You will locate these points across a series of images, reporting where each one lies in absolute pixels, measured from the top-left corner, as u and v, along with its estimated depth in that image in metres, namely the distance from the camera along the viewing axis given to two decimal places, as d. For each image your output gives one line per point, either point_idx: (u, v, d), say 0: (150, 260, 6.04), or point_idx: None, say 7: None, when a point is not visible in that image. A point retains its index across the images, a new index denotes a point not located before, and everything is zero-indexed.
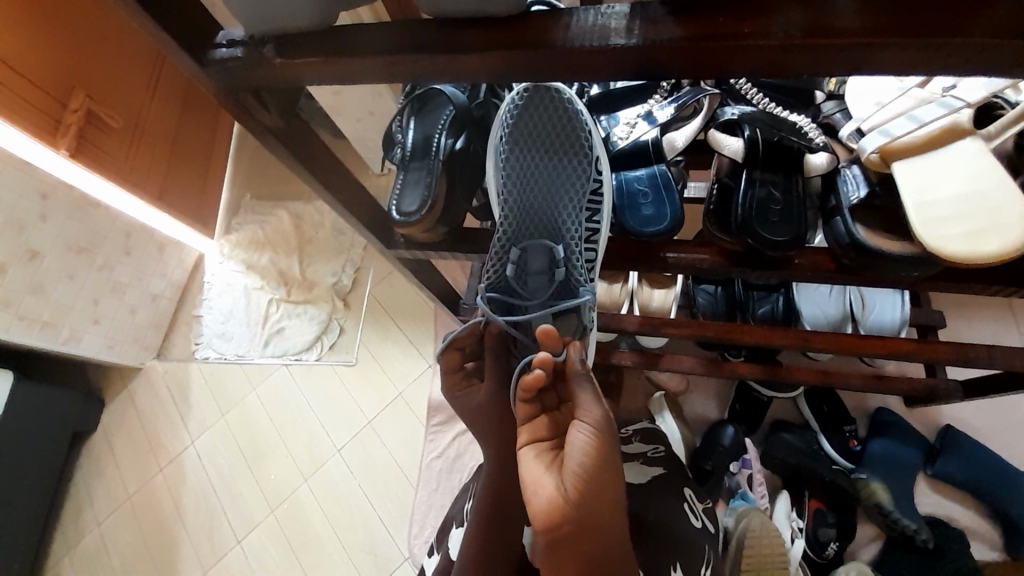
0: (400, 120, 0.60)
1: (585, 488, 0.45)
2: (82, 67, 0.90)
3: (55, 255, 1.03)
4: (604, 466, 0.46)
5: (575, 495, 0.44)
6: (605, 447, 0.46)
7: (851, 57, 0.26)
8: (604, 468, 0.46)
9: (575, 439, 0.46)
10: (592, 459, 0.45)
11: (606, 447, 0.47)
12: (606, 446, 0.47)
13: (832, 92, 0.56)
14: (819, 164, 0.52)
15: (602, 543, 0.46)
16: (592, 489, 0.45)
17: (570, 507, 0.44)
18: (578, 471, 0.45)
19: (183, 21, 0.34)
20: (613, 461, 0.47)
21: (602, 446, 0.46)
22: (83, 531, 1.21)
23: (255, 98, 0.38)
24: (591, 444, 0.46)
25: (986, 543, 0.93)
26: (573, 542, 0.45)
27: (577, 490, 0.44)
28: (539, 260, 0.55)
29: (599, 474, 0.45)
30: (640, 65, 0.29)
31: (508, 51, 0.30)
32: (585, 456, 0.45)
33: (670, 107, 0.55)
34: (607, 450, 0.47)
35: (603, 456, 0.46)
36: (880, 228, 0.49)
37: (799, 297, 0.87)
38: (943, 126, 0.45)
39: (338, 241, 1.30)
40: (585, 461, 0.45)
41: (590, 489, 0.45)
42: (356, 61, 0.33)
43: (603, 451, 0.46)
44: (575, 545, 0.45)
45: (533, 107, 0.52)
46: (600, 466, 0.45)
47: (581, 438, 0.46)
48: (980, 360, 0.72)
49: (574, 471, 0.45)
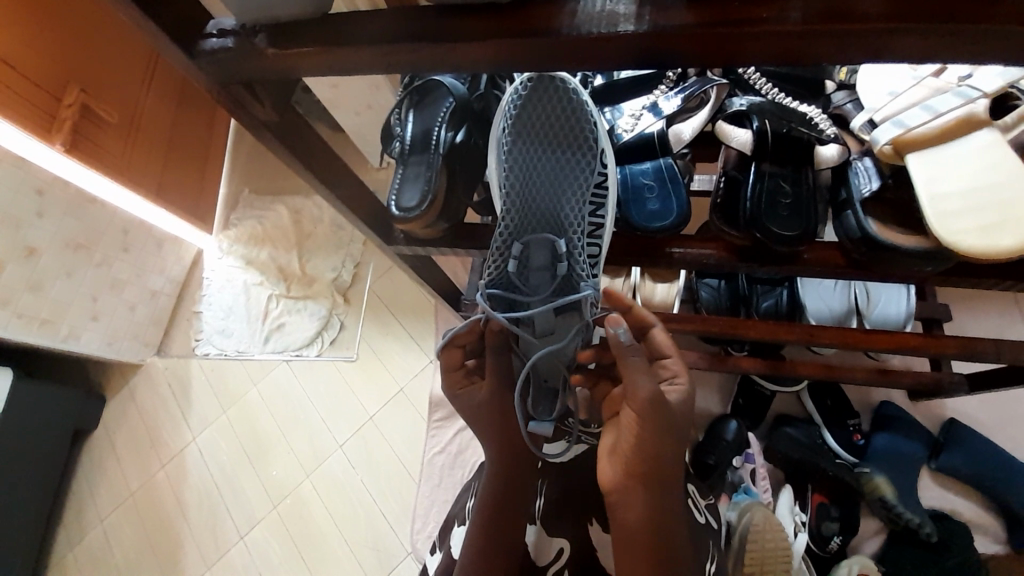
0: (399, 113, 0.58)
1: (631, 467, 0.49)
2: (76, 61, 0.88)
3: (53, 251, 1.02)
4: (658, 449, 0.49)
5: (624, 470, 0.50)
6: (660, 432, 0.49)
7: (871, 45, 0.25)
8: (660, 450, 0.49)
9: (624, 418, 0.51)
10: (649, 436, 0.49)
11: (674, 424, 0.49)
12: (674, 423, 0.49)
13: (843, 82, 0.54)
14: (830, 156, 0.50)
15: (647, 524, 0.49)
16: (638, 473, 0.49)
17: (625, 490, 0.50)
18: (625, 453, 0.50)
19: (172, 11, 0.33)
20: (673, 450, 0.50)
21: (660, 423, 0.48)
22: (85, 527, 1.21)
23: (247, 91, 0.37)
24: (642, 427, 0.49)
25: (989, 537, 0.93)
26: (633, 535, 0.49)
27: (625, 468, 0.50)
28: (541, 256, 0.53)
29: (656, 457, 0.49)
30: (650, 53, 0.28)
31: (510, 41, 0.28)
32: (631, 438, 0.49)
33: (676, 97, 0.53)
34: (675, 428, 0.49)
35: (662, 434, 0.49)
36: (892, 222, 0.47)
37: (804, 291, 0.86)
38: (959, 117, 0.44)
39: (338, 235, 1.29)
40: (631, 443, 0.49)
41: (642, 472, 0.49)
42: (352, 51, 0.31)
43: (662, 429, 0.49)
44: (634, 533, 0.49)
45: (538, 98, 0.50)
46: (659, 444, 0.49)
47: (628, 421, 0.50)
48: (989, 354, 0.72)
49: (623, 450, 0.50)
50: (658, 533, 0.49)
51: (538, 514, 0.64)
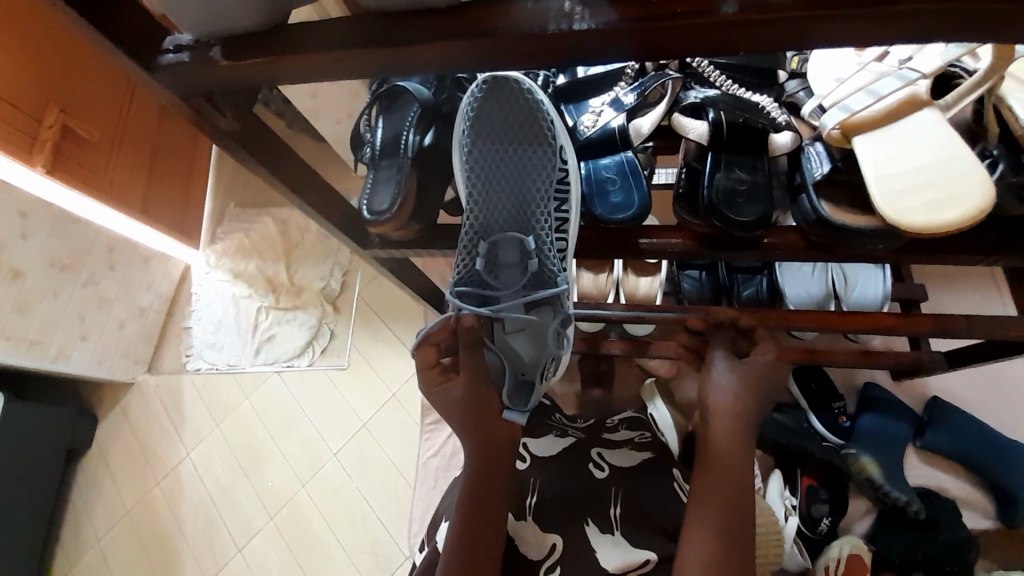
0: (368, 118, 0.59)
1: (731, 415, 0.56)
2: (53, 83, 0.89)
3: (39, 272, 1.02)
4: (748, 405, 0.57)
5: (725, 415, 0.57)
6: (751, 390, 0.57)
7: (787, 32, 0.27)
8: (749, 404, 0.57)
9: (718, 379, 0.59)
10: (745, 390, 0.57)
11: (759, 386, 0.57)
12: (765, 380, 0.58)
13: (795, 70, 0.56)
14: (783, 144, 0.52)
15: (734, 471, 0.54)
16: (733, 421, 0.56)
17: (723, 432, 0.56)
18: (724, 404, 0.57)
19: (130, 30, 0.34)
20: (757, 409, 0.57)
21: (749, 376, 0.58)
22: (82, 548, 1.21)
23: (208, 102, 0.38)
24: (737, 385, 0.58)
25: (979, 512, 0.95)
26: (722, 475, 0.54)
27: (728, 415, 0.56)
28: (509, 252, 0.55)
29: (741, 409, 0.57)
30: (586, 50, 0.29)
31: (453, 42, 0.30)
32: (728, 393, 0.57)
33: (633, 93, 0.55)
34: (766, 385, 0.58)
35: (754, 387, 0.57)
36: (846, 203, 0.49)
37: (782, 277, 0.88)
38: (901, 99, 0.46)
39: (326, 244, 1.30)
40: (728, 396, 0.57)
41: (738, 419, 0.56)
42: (303, 57, 0.32)
43: (754, 382, 0.57)
44: (716, 477, 0.54)
45: (493, 99, 0.51)
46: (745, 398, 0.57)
47: (723, 381, 0.58)
48: (959, 330, 0.74)
49: (721, 402, 0.57)
50: (737, 485, 0.53)
51: (529, 509, 0.63)
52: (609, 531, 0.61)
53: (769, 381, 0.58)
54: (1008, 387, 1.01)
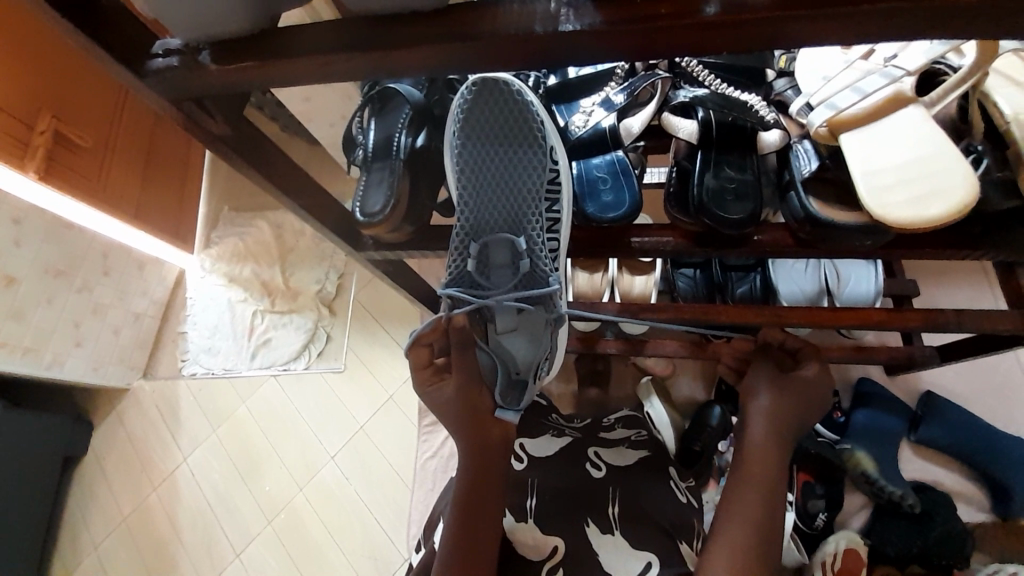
0: (361, 121, 0.60)
1: (773, 423, 0.57)
2: (45, 89, 0.89)
3: (32, 279, 1.02)
4: (789, 415, 0.57)
5: (766, 423, 0.57)
6: (794, 401, 0.58)
7: (766, 33, 0.27)
8: (790, 416, 0.57)
9: (760, 388, 0.59)
10: (788, 400, 0.58)
11: (801, 401, 0.58)
12: (810, 392, 0.58)
13: (782, 70, 0.56)
14: (772, 142, 0.53)
15: (771, 478, 0.54)
16: (773, 429, 0.57)
17: (761, 439, 0.56)
18: (766, 411, 0.57)
19: (117, 36, 0.34)
20: (797, 423, 0.57)
21: (793, 386, 0.58)
22: (79, 556, 1.20)
23: (198, 107, 0.38)
24: (780, 396, 0.58)
25: (972, 505, 0.96)
26: (758, 482, 0.54)
27: (769, 422, 0.57)
28: (500, 253, 0.56)
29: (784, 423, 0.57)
30: (571, 52, 0.29)
31: (439, 45, 0.30)
32: (771, 401, 0.58)
33: (622, 93, 0.55)
34: (811, 397, 0.58)
35: (797, 397, 0.58)
36: (832, 199, 0.49)
37: (775, 274, 0.89)
38: (887, 96, 0.46)
39: (321, 247, 1.30)
40: (769, 403, 0.58)
41: (778, 427, 0.57)
42: (291, 61, 0.33)
43: (797, 393, 0.58)
44: (752, 482, 0.54)
45: (483, 101, 0.51)
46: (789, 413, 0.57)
47: (767, 391, 0.59)
48: (950, 324, 0.74)
49: (762, 410, 0.58)
50: (772, 493, 0.54)
51: (530, 512, 0.62)
52: (610, 532, 0.60)
53: (813, 394, 0.58)
54: (1000, 381, 1.02)
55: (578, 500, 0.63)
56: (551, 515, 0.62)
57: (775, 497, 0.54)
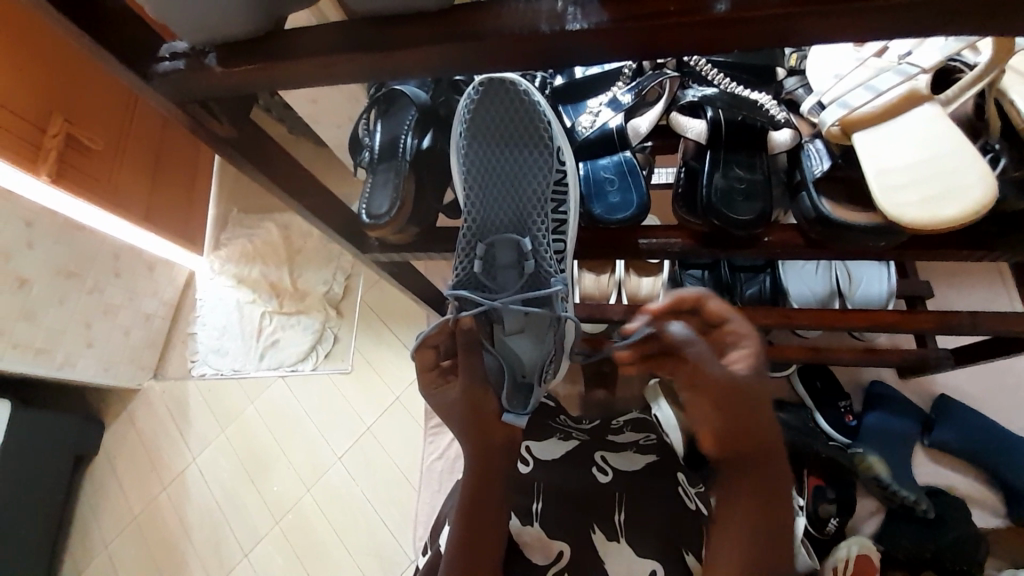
0: (367, 123, 0.60)
1: (729, 439, 0.51)
2: (57, 93, 0.90)
3: (44, 280, 1.03)
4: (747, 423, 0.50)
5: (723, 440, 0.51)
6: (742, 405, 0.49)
7: (778, 30, 0.26)
8: (748, 423, 0.50)
9: (701, 401, 0.51)
10: (733, 407, 0.49)
11: (755, 391, 0.50)
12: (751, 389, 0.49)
13: (793, 68, 0.55)
14: (783, 141, 0.52)
15: (756, 493, 0.51)
16: (738, 441, 0.51)
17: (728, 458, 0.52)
18: (717, 430, 0.51)
19: (126, 40, 0.34)
20: (760, 424, 0.50)
21: (734, 391, 0.49)
22: (89, 554, 1.21)
23: (204, 109, 0.38)
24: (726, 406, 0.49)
25: (987, 510, 0.94)
26: (750, 500, 0.51)
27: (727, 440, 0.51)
28: (506, 254, 0.55)
29: (746, 422, 0.50)
30: (575, 51, 0.29)
31: (442, 45, 0.30)
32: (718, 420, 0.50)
33: (630, 93, 0.54)
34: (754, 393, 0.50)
35: (743, 400, 0.49)
36: (846, 200, 0.48)
37: (785, 275, 0.87)
38: (901, 94, 0.45)
39: (328, 249, 1.30)
40: (717, 419, 0.50)
41: (739, 438, 0.50)
42: (296, 64, 0.32)
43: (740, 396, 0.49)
44: (736, 501, 0.52)
45: (489, 102, 0.51)
46: (743, 411, 0.49)
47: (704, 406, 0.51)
48: (964, 326, 0.72)
49: (712, 425, 0.51)
50: (764, 501, 0.51)
51: (536, 515, 0.62)
52: (615, 538, 0.60)
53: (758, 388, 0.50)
54: (1016, 383, 1.00)
55: (584, 504, 0.62)
56: (558, 517, 0.61)
57: (772, 504, 0.51)
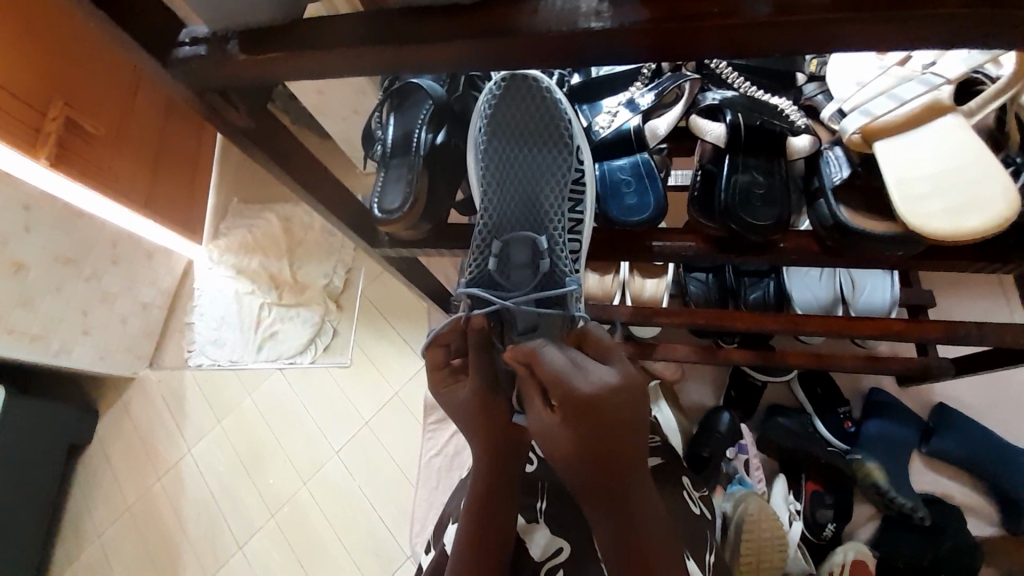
0: (379, 116, 0.59)
1: (591, 472, 0.49)
2: (59, 76, 0.89)
3: (41, 266, 1.01)
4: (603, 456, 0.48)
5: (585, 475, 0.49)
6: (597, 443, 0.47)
7: (820, 35, 0.26)
8: (603, 457, 0.48)
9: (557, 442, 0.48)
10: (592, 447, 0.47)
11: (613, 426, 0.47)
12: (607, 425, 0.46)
13: (813, 74, 0.55)
14: (802, 147, 0.51)
15: (625, 515, 0.50)
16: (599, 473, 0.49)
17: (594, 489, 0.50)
18: (580, 467, 0.49)
19: (146, 26, 0.34)
20: (617, 455, 0.48)
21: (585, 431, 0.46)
22: (82, 543, 1.20)
23: (221, 97, 0.37)
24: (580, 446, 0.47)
25: (982, 519, 0.94)
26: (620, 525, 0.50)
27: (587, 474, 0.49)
28: (521, 252, 0.54)
29: (605, 457, 0.48)
30: (610, 50, 0.28)
31: (475, 39, 0.29)
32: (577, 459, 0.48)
33: (650, 94, 0.54)
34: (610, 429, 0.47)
35: (599, 438, 0.47)
36: (863, 208, 0.48)
37: (789, 280, 0.88)
38: (925, 103, 0.45)
39: (329, 242, 1.29)
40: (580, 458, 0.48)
41: (601, 471, 0.48)
42: (322, 54, 0.32)
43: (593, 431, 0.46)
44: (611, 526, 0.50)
45: (511, 97, 0.51)
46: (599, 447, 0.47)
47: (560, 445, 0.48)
48: (970, 337, 0.73)
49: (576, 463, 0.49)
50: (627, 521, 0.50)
51: (540, 513, 0.62)
52: None
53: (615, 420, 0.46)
54: (1012, 395, 1.01)
55: None
56: (563, 518, 0.61)
57: (638, 522, 0.50)
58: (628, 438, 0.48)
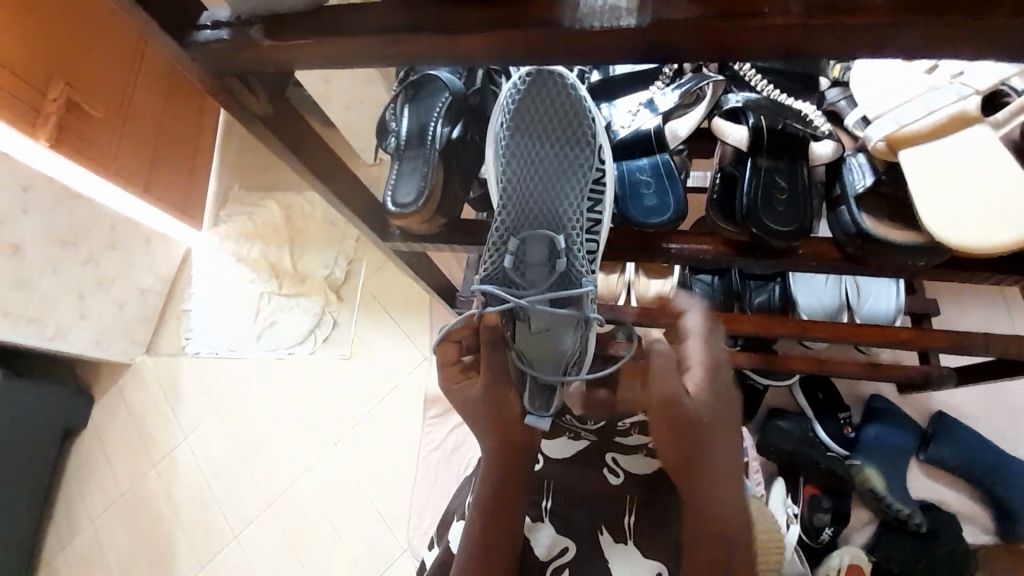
0: (394, 108, 0.57)
1: (694, 454, 0.52)
2: (61, 55, 0.87)
3: (38, 248, 0.99)
4: (708, 437, 0.52)
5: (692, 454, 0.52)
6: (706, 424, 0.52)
7: (868, 38, 0.26)
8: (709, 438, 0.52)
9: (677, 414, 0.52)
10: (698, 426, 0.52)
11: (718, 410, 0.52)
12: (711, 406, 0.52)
13: (837, 79, 0.54)
14: (824, 154, 0.51)
15: (716, 504, 0.52)
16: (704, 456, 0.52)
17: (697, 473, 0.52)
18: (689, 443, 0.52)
19: (167, 7, 0.33)
20: (724, 441, 0.52)
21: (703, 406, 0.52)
22: (76, 528, 1.20)
23: (241, 82, 0.36)
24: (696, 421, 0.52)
25: (977, 526, 0.95)
26: (711, 513, 0.51)
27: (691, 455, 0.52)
28: (538, 251, 0.53)
29: (714, 441, 0.52)
30: (649, 47, 0.28)
31: (512, 32, 0.28)
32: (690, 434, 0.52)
33: (673, 94, 0.53)
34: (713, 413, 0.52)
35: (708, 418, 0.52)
36: (888, 216, 0.49)
37: (795, 285, 0.86)
38: (952, 114, 0.44)
39: (331, 232, 1.28)
40: (693, 433, 0.52)
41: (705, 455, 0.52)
42: (350, 41, 0.31)
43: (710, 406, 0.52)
44: (710, 511, 0.52)
45: (536, 93, 0.50)
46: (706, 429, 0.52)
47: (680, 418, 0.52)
48: (977, 347, 0.73)
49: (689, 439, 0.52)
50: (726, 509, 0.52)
51: (545, 512, 0.61)
52: (621, 540, 0.59)
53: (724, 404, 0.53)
54: (1011, 404, 1.01)
55: (594, 506, 0.62)
56: (568, 516, 0.61)
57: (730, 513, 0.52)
58: (725, 429, 0.52)
